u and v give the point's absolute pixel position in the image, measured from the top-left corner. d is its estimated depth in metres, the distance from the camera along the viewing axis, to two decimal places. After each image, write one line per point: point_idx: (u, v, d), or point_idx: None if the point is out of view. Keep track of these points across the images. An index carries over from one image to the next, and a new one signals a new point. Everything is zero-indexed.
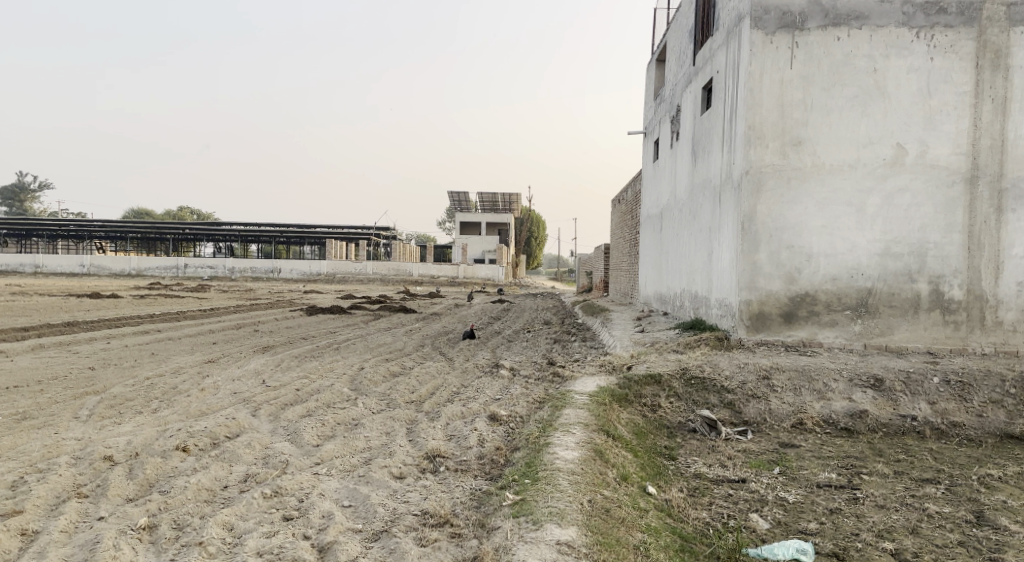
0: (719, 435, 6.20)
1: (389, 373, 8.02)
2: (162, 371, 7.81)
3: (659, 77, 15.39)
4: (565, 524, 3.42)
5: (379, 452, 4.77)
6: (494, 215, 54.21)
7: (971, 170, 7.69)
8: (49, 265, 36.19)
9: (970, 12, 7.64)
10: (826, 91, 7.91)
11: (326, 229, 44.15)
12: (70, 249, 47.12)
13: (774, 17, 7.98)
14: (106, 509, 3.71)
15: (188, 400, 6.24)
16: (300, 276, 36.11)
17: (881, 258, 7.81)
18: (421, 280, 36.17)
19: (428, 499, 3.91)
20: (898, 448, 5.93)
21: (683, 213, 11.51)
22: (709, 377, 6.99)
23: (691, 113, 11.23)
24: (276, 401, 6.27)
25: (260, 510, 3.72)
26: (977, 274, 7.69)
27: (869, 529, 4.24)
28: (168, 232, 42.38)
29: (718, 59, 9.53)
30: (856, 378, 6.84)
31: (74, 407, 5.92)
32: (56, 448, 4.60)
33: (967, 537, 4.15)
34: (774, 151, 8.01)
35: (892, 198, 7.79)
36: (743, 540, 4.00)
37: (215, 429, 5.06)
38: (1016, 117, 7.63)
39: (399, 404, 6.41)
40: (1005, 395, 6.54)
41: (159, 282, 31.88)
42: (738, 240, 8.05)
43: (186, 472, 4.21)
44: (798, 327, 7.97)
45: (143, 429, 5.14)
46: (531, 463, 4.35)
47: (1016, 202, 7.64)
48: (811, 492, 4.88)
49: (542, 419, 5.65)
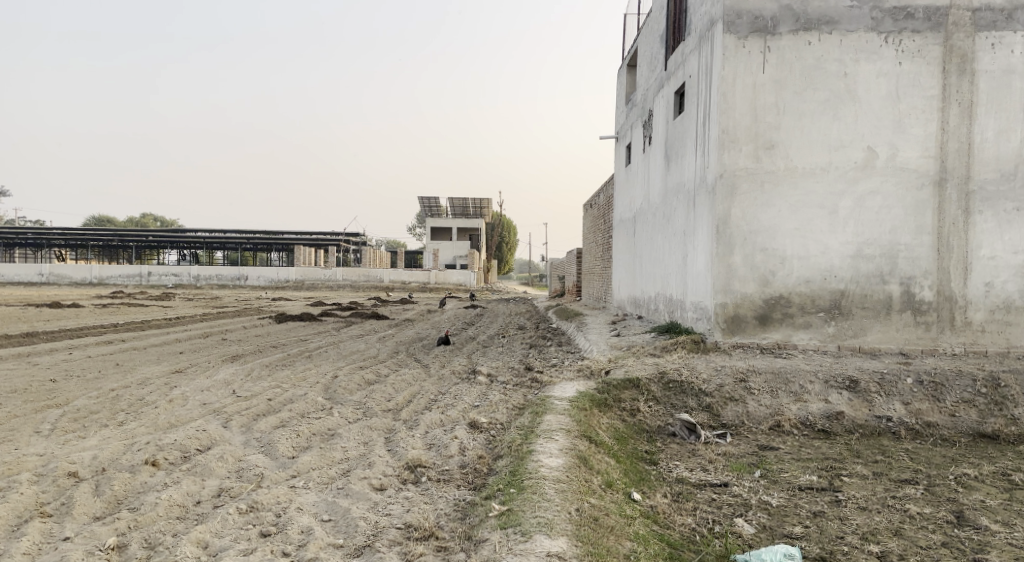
0: (698, 438, 6.18)
1: (364, 381, 7.87)
2: (128, 382, 7.55)
3: (631, 83, 15.49)
4: (555, 535, 3.34)
5: (357, 463, 4.64)
6: (465, 221, 54.05)
7: (940, 173, 7.84)
8: (5, 274, 35.20)
9: (936, 17, 7.80)
10: (798, 95, 8.01)
11: (294, 235, 43.47)
12: (26, 258, 45.77)
13: (746, 22, 8.06)
14: (71, 529, 3.53)
15: (156, 413, 6.01)
16: (268, 284, 35.51)
17: (853, 260, 7.92)
18: (393, 285, 35.86)
19: (411, 511, 3.80)
20: (874, 449, 5.98)
21: (656, 216, 11.54)
22: (687, 380, 6.99)
23: (663, 116, 11.29)
24: (247, 411, 6.08)
25: (235, 526, 3.57)
26: (947, 275, 7.84)
27: (854, 531, 4.25)
28: (131, 241, 41.46)
29: (691, 63, 9.59)
30: (831, 380, 6.90)
31: (35, 422, 5.66)
32: (17, 465, 4.38)
33: (950, 538, 4.18)
34: (747, 155, 8.07)
35: (863, 200, 7.91)
36: (731, 546, 3.97)
37: (185, 442, 4.87)
38: (982, 121, 7.80)
39: (375, 412, 6.28)
40: (976, 395, 6.65)
41: (121, 290, 31.21)
42: (713, 243, 8.09)
43: (156, 487, 4.03)
44: (772, 329, 8.02)
45: (109, 444, 4.93)
46: (515, 471, 4.26)
47: (983, 204, 7.80)
48: (793, 495, 4.88)
49: (523, 426, 5.58)
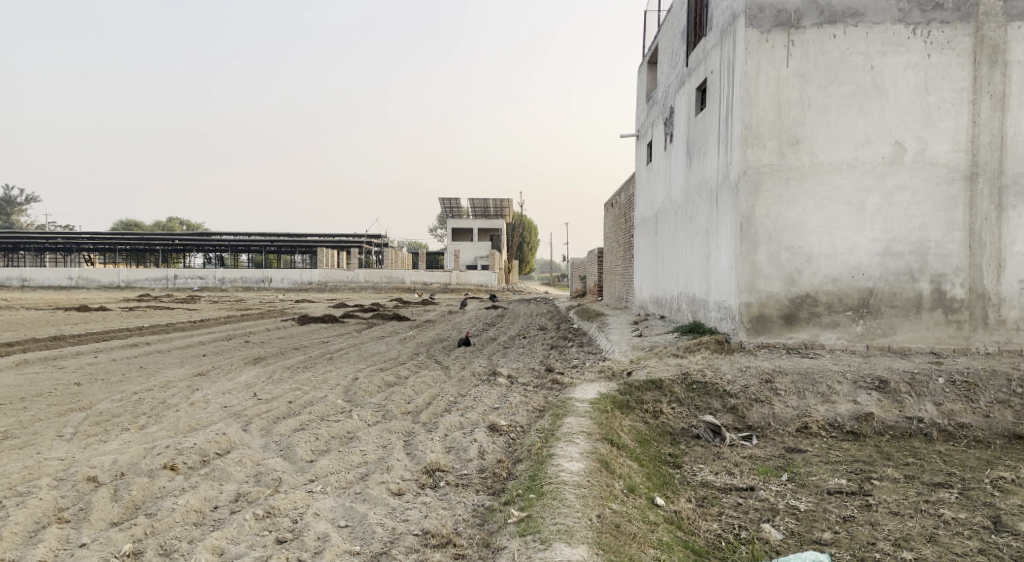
0: (724, 440, 6.04)
1: (384, 383, 7.85)
2: (150, 385, 7.60)
3: (651, 80, 15.30)
4: (575, 542, 3.25)
5: (376, 467, 4.59)
6: (486, 221, 54.03)
7: (971, 167, 7.60)
8: (37, 279, 35.93)
9: (966, 7, 7.57)
10: (823, 89, 7.82)
11: (316, 238, 43.81)
12: (57, 263, 46.71)
13: (768, 16, 7.89)
14: (88, 535, 3.52)
15: (177, 416, 6.03)
16: (291, 286, 35.82)
17: (882, 257, 7.71)
18: (413, 287, 35.92)
19: (429, 517, 3.74)
20: (906, 452, 5.79)
21: (679, 215, 11.37)
22: (711, 382, 6.86)
23: (685, 114, 11.14)
24: (267, 414, 6.07)
25: (251, 532, 3.53)
26: (979, 272, 7.59)
27: (886, 537, 4.10)
28: (158, 244, 42.04)
29: (712, 59, 9.44)
30: (860, 380, 6.72)
31: (58, 426, 5.70)
32: (38, 470, 4.40)
33: (987, 545, 4.01)
34: (772, 151, 7.90)
35: (891, 196, 7.70)
36: (758, 552, 3.84)
37: (204, 446, 4.87)
38: (1015, 114, 7.55)
39: (394, 415, 6.23)
40: (1011, 395, 6.42)
41: (148, 293, 31.63)
42: (737, 240, 7.93)
43: (174, 492, 4.02)
44: (799, 329, 7.84)
45: (129, 448, 4.94)
46: (534, 476, 4.17)
47: (1017, 198, 7.55)
48: (822, 499, 4.73)
49: (543, 429, 5.49)
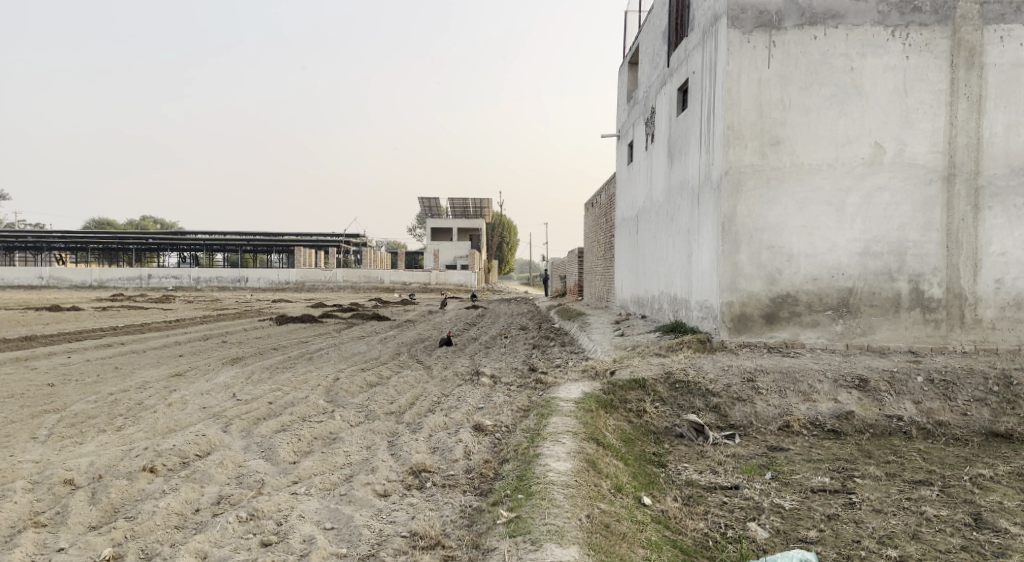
0: (707, 439, 6.06)
1: (366, 383, 7.77)
2: (126, 386, 7.43)
3: (633, 80, 15.36)
4: (565, 543, 3.24)
5: (360, 468, 4.52)
6: (465, 221, 53.90)
7: (948, 168, 7.73)
8: (5, 278, 35.16)
9: (944, 10, 7.69)
10: (804, 90, 7.89)
11: (294, 237, 43.37)
12: (25, 261, 45.69)
13: (751, 16, 7.94)
14: (66, 539, 3.42)
15: (155, 417, 5.90)
16: (267, 285, 35.37)
17: (861, 257, 7.80)
18: (393, 287, 35.66)
19: (416, 518, 3.70)
20: (886, 449, 5.86)
21: (660, 215, 11.41)
22: (694, 381, 6.88)
23: (666, 114, 11.16)
24: (248, 415, 5.97)
25: (235, 535, 3.46)
26: (956, 272, 7.73)
27: (870, 535, 4.13)
28: (132, 243, 41.31)
29: (694, 59, 9.49)
30: (840, 379, 6.79)
31: (32, 427, 5.55)
32: (12, 473, 4.28)
33: (970, 541, 4.07)
34: (753, 152, 7.96)
35: (871, 196, 7.80)
36: (746, 551, 3.86)
37: (184, 448, 4.76)
38: (991, 115, 7.69)
39: (378, 415, 6.17)
40: (988, 393, 6.54)
41: (122, 293, 31.08)
42: (719, 240, 7.98)
43: (154, 495, 3.93)
44: (780, 328, 7.91)
45: (107, 449, 4.82)
46: (522, 476, 4.15)
47: (993, 199, 7.69)
48: (806, 497, 4.76)
49: (529, 428, 5.47)
